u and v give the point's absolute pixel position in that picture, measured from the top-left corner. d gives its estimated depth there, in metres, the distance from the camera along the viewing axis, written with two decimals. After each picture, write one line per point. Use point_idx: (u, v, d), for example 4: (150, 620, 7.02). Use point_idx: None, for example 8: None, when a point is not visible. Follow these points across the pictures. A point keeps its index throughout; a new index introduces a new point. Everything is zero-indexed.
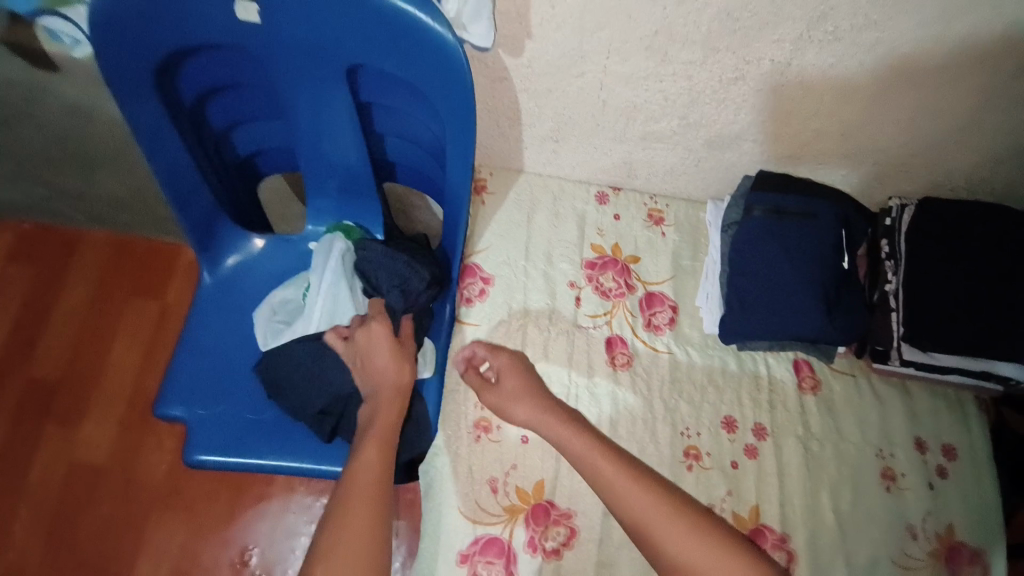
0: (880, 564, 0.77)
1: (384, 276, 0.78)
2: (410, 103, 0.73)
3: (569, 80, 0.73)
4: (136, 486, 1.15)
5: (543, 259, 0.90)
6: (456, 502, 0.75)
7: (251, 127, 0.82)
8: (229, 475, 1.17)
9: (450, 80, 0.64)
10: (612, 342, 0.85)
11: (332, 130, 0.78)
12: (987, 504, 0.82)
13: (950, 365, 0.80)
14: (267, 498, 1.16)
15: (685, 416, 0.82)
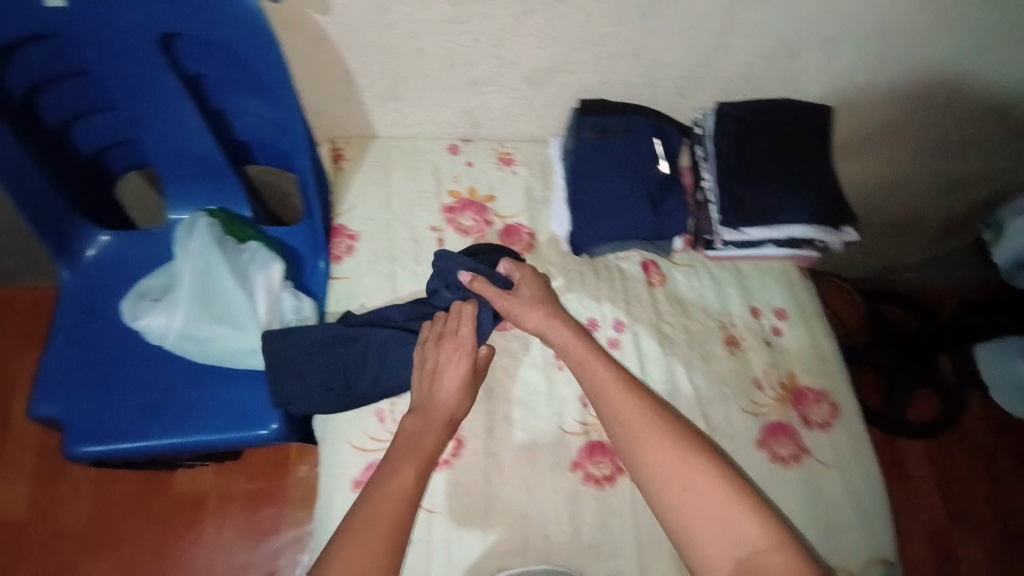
0: (732, 416, 0.91)
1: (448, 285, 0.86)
2: (236, 72, 0.79)
3: (381, 31, 0.80)
4: (57, 538, 1.16)
5: (405, 209, 0.96)
6: (347, 437, 0.82)
7: (92, 121, 0.84)
8: (157, 509, 1.20)
9: (254, 33, 0.71)
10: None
11: (172, 109, 0.82)
12: (823, 351, 0.96)
13: (764, 237, 0.94)
14: (198, 524, 1.19)
15: None
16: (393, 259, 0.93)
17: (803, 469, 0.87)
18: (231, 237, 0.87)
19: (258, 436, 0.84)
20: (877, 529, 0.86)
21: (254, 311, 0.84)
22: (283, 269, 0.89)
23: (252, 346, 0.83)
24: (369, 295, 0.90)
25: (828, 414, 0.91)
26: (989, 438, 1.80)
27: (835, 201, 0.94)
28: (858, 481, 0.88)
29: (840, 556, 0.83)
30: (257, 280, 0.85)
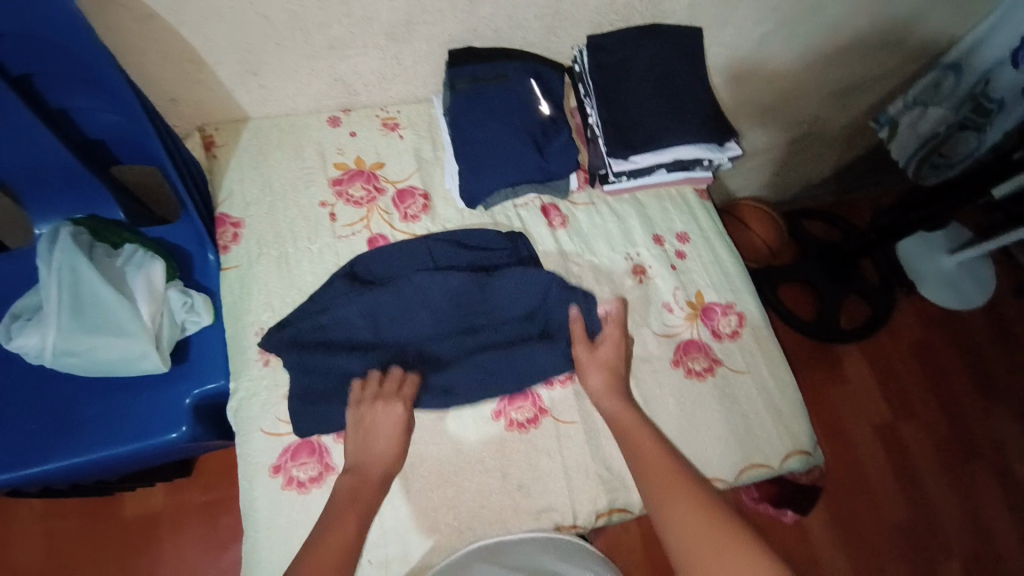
0: (647, 340, 0.92)
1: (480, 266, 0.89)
2: (67, 66, 0.74)
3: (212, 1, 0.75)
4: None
5: (290, 188, 0.93)
6: (258, 425, 0.79)
7: None
8: (113, 538, 1.17)
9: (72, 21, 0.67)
10: (373, 241, 0.92)
11: (9, 118, 0.76)
12: (725, 267, 1.00)
13: (652, 163, 0.95)
14: (160, 548, 1.17)
15: None
16: (283, 240, 0.90)
17: (717, 379, 0.90)
18: (100, 242, 0.84)
19: (166, 440, 0.81)
20: (793, 424, 0.89)
21: (137, 312, 0.79)
22: (165, 267, 0.85)
23: (140, 348, 0.78)
24: (261, 280, 0.87)
25: (735, 324, 0.95)
26: (917, 332, 1.91)
27: (715, 117, 0.95)
28: (769, 382, 0.92)
29: (761, 455, 0.87)
30: (135, 281, 0.81)
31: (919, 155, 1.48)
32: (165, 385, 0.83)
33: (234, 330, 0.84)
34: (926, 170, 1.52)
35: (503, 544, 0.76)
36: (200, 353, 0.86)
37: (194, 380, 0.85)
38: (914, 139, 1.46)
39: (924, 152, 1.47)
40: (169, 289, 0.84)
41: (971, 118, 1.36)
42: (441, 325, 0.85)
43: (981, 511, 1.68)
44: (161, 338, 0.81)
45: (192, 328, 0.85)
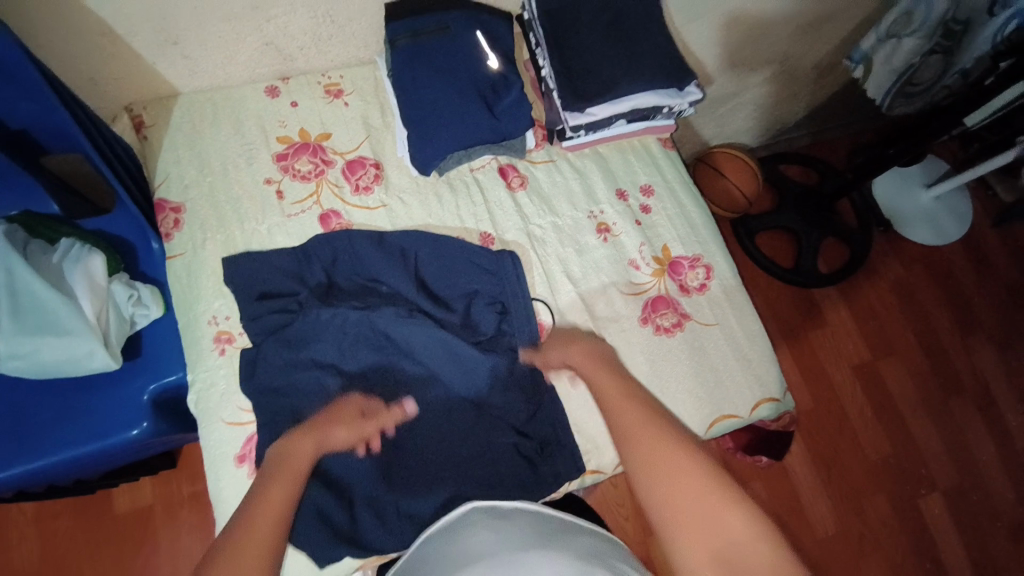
0: (614, 299, 0.90)
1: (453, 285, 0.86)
2: None
3: None
4: None
5: (231, 167, 0.88)
6: (219, 416, 0.78)
7: None
8: (106, 531, 1.15)
9: None
10: (325, 218, 0.88)
11: None
12: (693, 220, 0.97)
13: (610, 115, 0.90)
14: (155, 534, 1.16)
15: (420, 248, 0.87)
16: (228, 223, 0.85)
17: (685, 334, 0.89)
18: (36, 238, 0.79)
19: (130, 436, 0.79)
20: (764, 374, 0.89)
21: (80, 309, 0.75)
22: (106, 260, 0.81)
23: (88, 347, 0.75)
24: (208, 265, 0.83)
25: (703, 277, 0.93)
26: (895, 270, 1.92)
27: (672, 61, 0.90)
28: (738, 333, 0.91)
29: (732, 407, 0.87)
30: (74, 276, 0.77)
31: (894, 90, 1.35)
32: (121, 381, 0.81)
33: (186, 320, 0.81)
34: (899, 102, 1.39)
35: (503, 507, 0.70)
36: (152, 345, 0.84)
37: (153, 374, 0.83)
38: (888, 73, 1.33)
39: (898, 86, 1.34)
40: (113, 283, 0.81)
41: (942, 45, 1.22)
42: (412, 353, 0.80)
43: (956, 439, 1.74)
44: (110, 334, 0.78)
45: (143, 322, 0.83)
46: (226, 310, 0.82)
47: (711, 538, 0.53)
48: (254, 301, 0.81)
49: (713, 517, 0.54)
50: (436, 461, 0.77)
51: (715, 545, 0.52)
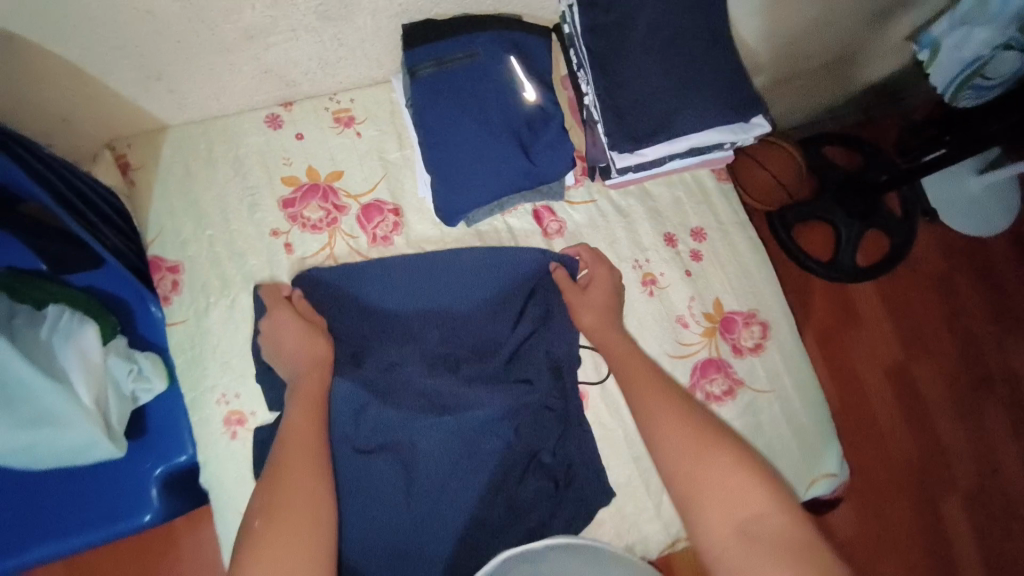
0: (660, 361, 0.82)
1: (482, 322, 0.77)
2: None
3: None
4: None
5: (232, 217, 0.78)
6: (236, 505, 0.72)
7: None
8: None
9: None
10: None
11: None
12: (748, 267, 0.87)
13: (661, 156, 0.79)
14: None
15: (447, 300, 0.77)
16: (233, 284, 0.76)
17: (738, 403, 0.81)
18: (22, 305, 0.71)
19: (141, 522, 0.74)
20: (820, 445, 0.82)
21: (75, 396, 0.68)
22: (101, 330, 0.73)
23: (88, 436, 0.69)
24: (214, 336, 0.75)
25: (758, 335, 0.84)
26: (937, 265, 1.81)
27: (736, 91, 0.77)
28: (794, 399, 0.83)
29: (787, 483, 0.80)
30: (65, 354, 0.70)
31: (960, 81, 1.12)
32: (126, 463, 0.75)
33: (193, 398, 0.74)
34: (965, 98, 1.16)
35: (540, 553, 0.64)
36: (157, 423, 0.77)
37: (159, 455, 0.76)
38: (956, 63, 1.10)
39: (966, 77, 1.11)
40: (108, 357, 0.73)
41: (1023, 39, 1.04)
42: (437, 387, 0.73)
43: (985, 442, 1.69)
44: (110, 417, 0.71)
45: (144, 399, 0.75)
46: (235, 387, 0.74)
47: (733, 511, 0.57)
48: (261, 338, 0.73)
49: (736, 491, 0.58)
50: (461, 502, 0.71)
51: (739, 517, 0.56)
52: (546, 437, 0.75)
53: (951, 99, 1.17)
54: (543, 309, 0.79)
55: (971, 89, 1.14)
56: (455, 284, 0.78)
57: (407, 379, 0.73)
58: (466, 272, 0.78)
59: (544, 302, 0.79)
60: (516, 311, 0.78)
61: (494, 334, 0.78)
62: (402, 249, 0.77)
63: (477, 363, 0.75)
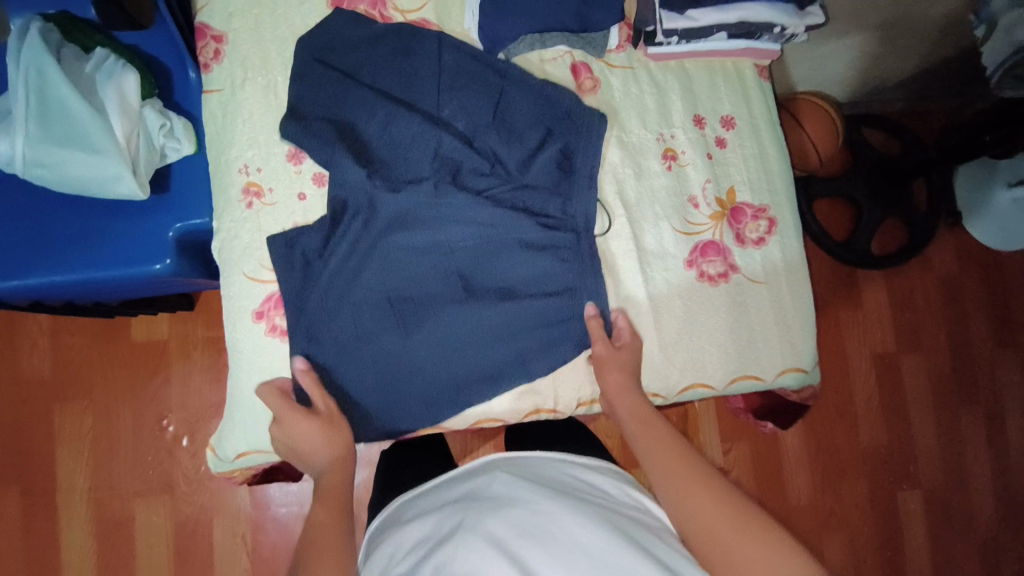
0: (663, 234, 0.84)
1: (504, 149, 0.78)
2: None
3: None
4: (27, 385, 1.17)
5: (281, 4, 0.79)
6: (241, 269, 0.76)
7: None
8: (136, 358, 1.19)
9: None
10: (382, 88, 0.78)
11: None
12: (770, 165, 0.88)
13: (710, 25, 0.78)
14: (169, 368, 1.19)
15: (479, 121, 0.78)
16: (272, 67, 0.78)
17: (730, 286, 0.84)
18: (71, 44, 0.73)
19: (149, 271, 0.78)
20: (799, 343, 0.85)
21: (110, 128, 0.71)
22: (140, 81, 0.76)
23: (114, 169, 0.72)
24: (246, 110, 0.77)
25: (764, 230, 0.86)
26: (949, 266, 1.80)
27: None
28: (784, 297, 0.85)
29: (757, 367, 0.84)
30: (107, 93, 0.73)
31: (1005, 67, 1.11)
32: (146, 214, 0.79)
33: (216, 164, 0.77)
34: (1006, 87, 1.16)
35: (522, 455, 0.71)
36: (180, 184, 0.81)
37: (179, 214, 0.80)
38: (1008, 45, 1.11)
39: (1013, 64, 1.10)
40: (145, 108, 0.76)
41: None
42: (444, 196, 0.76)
43: (955, 446, 1.71)
44: (138, 160, 0.74)
45: (172, 155, 0.79)
46: (258, 162, 0.77)
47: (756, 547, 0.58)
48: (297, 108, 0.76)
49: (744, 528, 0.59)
50: (452, 308, 0.77)
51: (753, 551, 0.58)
52: (535, 271, 0.79)
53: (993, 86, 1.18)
54: (565, 147, 0.80)
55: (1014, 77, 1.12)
56: (485, 105, 0.78)
57: (420, 183, 0.76)
58: (497, 91, 0.79)
59: (565, 147, 0.80)
60: (539, 140, 0.79)
61: (507, 161, 0.79)
62: (443, 55, 0.79)
63: (487, 179, 0.78)
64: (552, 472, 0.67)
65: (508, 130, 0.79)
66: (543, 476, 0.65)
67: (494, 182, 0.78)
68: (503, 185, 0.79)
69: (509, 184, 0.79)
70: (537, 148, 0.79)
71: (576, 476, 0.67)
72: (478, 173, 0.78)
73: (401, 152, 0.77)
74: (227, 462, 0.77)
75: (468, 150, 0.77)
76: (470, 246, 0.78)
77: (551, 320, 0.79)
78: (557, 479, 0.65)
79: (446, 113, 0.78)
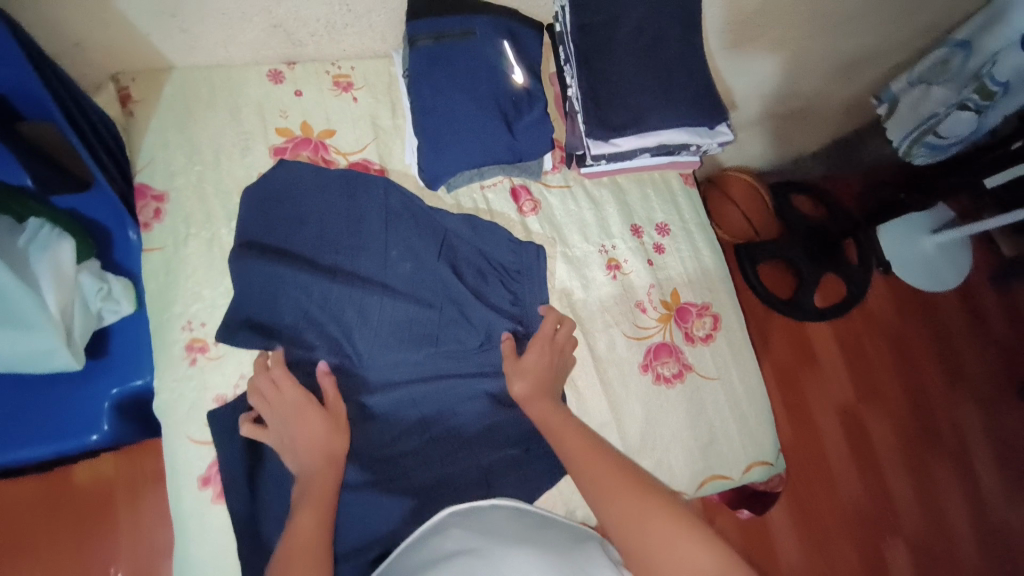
0: (615, 341, 0.86)
1: (453, 287, 0.81)
2: None
3: None
4: None
5: (223, 157, 0.81)
6: (186, 431, 0.72)
7: None
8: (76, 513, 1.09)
9: None
10: (332, 235, 0.79)
11: None
12: (708, 268, 0.93)
13: (634, 148, 0.85)
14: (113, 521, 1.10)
15: (427, 254, 0.82)
16: (215, 220, 0.79)
17: (685, 385, 0.86)
18: (4, 218, 0.70)
19: (87, 441, 0.75)
20: (759, 435, 0.87)
21: (43, 303, 0.69)
22: (76, 246, 0.75)
23: (48, 343, 0.70)
24: (189, 265, 0.77)
25: (710, 326, 0.89)
26: (888, 313, 1.90)
27: (705, 99, 0.85)
28: (738, 389, 0.88)
29: (723, 466, 0.85)
30: (42, 265, 0.71)
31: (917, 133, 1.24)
32: (81, 379, 0.76)
33: (158, 323, 0.75)
34: (920, 153, 1.28)
35: (478, 508, 0.70)
36: (120, 345, 0.79)
37: (117, 376, 0.78)
38: (912, 118, 1.25)
39: (921, 132, 1.23)
40: (83, 274, 0.75)
41: (976, 102, 1.12)
42: (391, 344, 0.78)
43: (930, 493, 1.73)
44: (74, 329, 0.73)
45: (110, 317, 0.78)
46: (203, 316, 0.76)
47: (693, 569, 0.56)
48: (239, 255, 0.75)
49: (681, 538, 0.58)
50: (415, 450, 0.78)
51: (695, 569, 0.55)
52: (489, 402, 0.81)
53: (906, 153, 1.30)
54: (508, 277, 0.85)
55: (924, 144, 1.25)
56: (429, 244, 0.82)
57: (375, 326, 0.78)
58: (438, 229, 0.83)
59: (507, 276, 0.85)
60: (485, 279, 0.84)
61: (458, 295, 0.81)
62: (388, 190, 0.82)
63: (438, 317, 0.80)
64: (507, 526, 0.66)
65: (459, 268, 0.82)
66: (496, 528, 0.64)
67: (447, 320, 0.80)
68: (456, 318, 0.81)
69: (458, 321, 0.81)
70: (484, 285, 0.83)
71: (531, 526, 0.67)
72: (432, 311, 0.79)
73: None
74: None
75: (417, 291, 0.80)
76: (427, 390, 0.79)
77: (511, 455, 0.80)
78: (507, 529, 0.65)
79: (395, 253, 0.80)
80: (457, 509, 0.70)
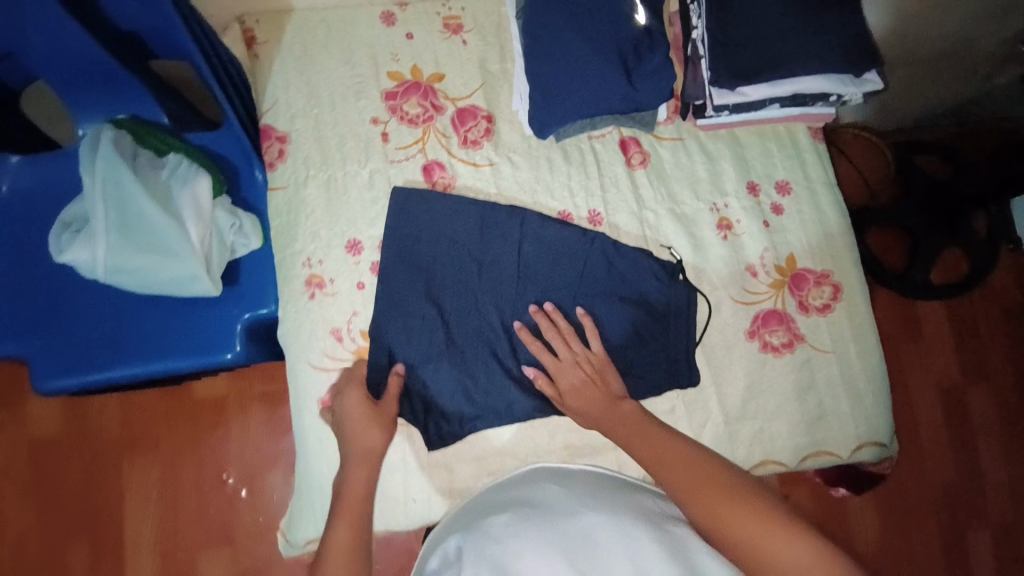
0: (722, 304, 0.82)
1: (563, 255, 0.80)
2: None
3: None
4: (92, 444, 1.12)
5: (339, 100, 0.83)
6: (307, 360, 0.78)
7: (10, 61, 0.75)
8: (200, 414, 1.14)
9: None
10: (429, 169, 0.82)
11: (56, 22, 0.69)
12: (831, 234, 0.85)
13: (763, 98, 0.77)
14: (226, 425, 1.14)
15: (531, 205, 0.83)
16: (332, 163, 0.82)
17: (795, 357, 0.81)
18: (144, 149, 0.79)
19: (222, 359, 0.82)
20: (875, 417, 0.81)
21: (184, 232, 0.76)
22: (212, 182, 0.80)
23: (191, 270, 0.76)
24: (309, 206, 0.81)
25: (829, 296, 0.83)
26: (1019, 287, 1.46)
27: (850, 42, 0.76)
28: (854, 365, 0.82)
29: (830, 443, 0.81)
30: (181, 195, 0.78)
31: None
32: (218, 306, 0.83)
33: (283, 258, 0.80)
34: None
35: (568, 467, 0.75)
36: (248, 276, 0.85)
37: (247, 304, 0.84)
38: None
39: None
40: (218, 206, 0.81)
41: None
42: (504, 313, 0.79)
43: None
44: (211, 259, 0.79)
45: (243, 249, 0.83)
46: (321, 254, 0.80)
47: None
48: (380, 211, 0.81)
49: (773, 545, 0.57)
50: (521, 405, 0.78)
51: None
52: None
53: None
54: (624, 236, 0.83)
55: None
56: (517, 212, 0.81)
57: (482, 283, 0.79)
58: (551, 187, 0.83)
59: (613, 231, 0.83)
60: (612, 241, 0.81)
61: (566, 247, 0.80)
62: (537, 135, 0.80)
63: (557, 279, 0.80)
64: (601, 483, 0.71)
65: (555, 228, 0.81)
66: (590, 486, 0.70)
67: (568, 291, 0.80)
68: (571, 279, 0.80)
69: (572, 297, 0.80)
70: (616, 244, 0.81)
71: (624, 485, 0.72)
72: (537, 257, 0.80)
73: (455, 240, 0.80)
74: (298, 548, 0.79)
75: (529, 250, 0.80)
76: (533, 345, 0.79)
77: None
78: (602, 486, 0.70)
79: (504, 206, 0.81)
80: (549, 464, 0.75)
